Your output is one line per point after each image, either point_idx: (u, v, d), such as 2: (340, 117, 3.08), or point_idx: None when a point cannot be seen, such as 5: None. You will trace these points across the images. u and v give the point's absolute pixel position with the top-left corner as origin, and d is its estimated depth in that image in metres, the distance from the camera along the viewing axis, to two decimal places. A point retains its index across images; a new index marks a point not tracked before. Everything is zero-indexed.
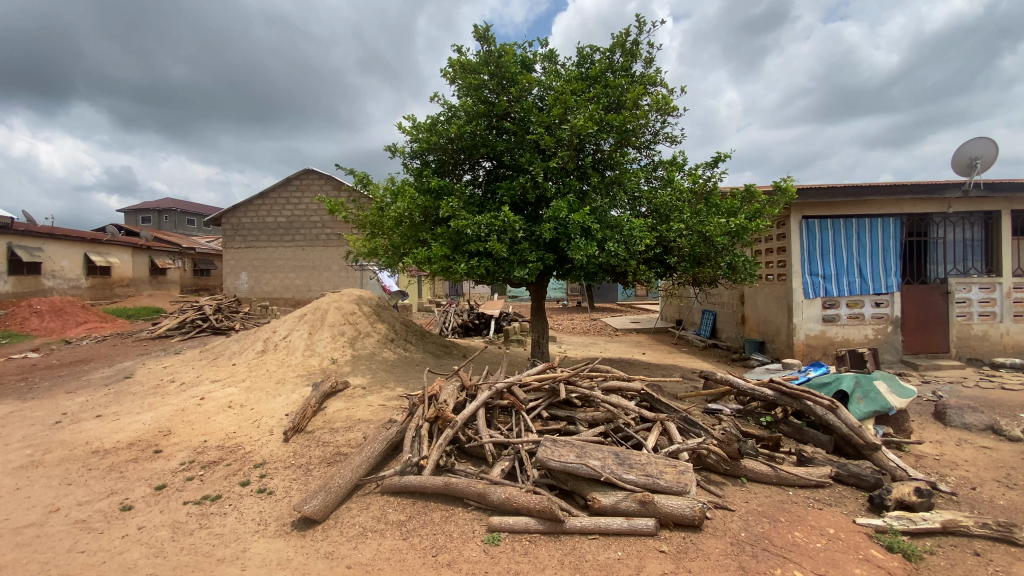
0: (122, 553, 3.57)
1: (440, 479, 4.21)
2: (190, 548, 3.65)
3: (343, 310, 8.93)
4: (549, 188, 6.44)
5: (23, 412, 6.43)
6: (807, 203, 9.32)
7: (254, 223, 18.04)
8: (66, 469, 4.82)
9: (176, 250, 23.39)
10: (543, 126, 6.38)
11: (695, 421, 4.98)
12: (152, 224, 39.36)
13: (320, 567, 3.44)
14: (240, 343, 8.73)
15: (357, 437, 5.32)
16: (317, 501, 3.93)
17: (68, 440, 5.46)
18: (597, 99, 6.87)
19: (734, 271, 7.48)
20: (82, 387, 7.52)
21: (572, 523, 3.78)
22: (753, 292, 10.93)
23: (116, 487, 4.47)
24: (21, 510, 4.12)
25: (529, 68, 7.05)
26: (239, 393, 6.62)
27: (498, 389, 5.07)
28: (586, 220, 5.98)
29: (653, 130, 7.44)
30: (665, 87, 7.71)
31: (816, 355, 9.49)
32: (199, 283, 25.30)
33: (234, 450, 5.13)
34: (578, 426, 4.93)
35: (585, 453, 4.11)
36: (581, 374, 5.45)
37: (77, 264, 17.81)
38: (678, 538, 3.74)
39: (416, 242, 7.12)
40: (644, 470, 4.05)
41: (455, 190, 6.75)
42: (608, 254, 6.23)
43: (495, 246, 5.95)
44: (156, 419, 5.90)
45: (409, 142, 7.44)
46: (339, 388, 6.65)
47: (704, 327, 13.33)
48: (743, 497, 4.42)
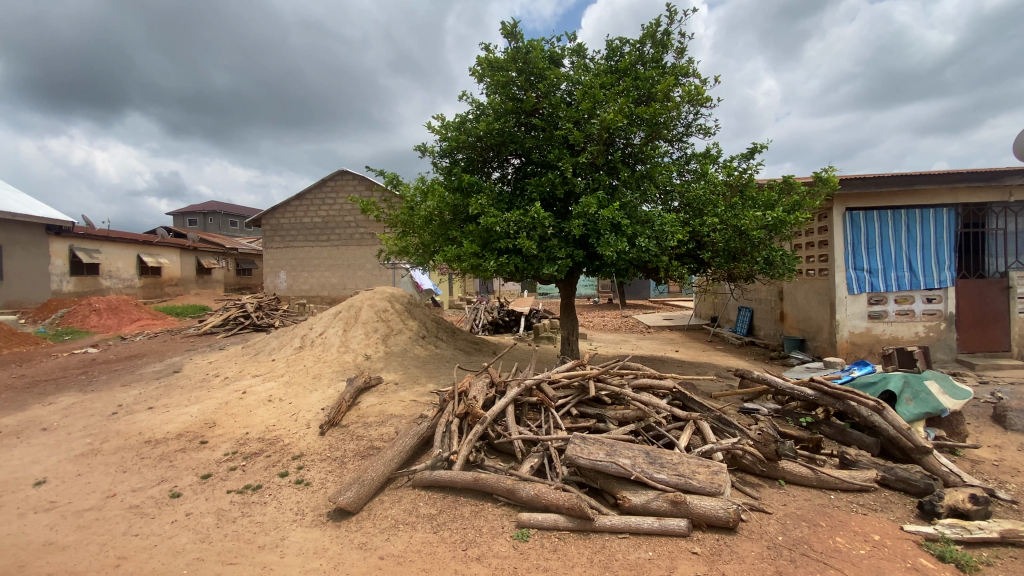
0: (172, 538, 3.77)
1: (469, 474, 4.25)
2: (234, 534, 3.82)
3: (376, 308, 9.13)
4: (578, 184, 6.35)
5: (82, 404, 6.85)
6: (851, 194, 8.89)
7: (292, 223, 18.64)
8: (121, 457, 5.12)
9: (220, 250, 24.50)
10: (571, 121, 6.34)
11: (729, 421, 4.87)
12: (198, 226, 41.40)
13: (354, 557, 3.54)
14: (280, 339, 9.04)
15: (389, 432, 5.44)
16: (350, 493, 4.05)
17: (123, 430, 5.79)
18: (626, 92, 6.75)
19: (771, 266, 7.24)
20: (135, 380, 7.96)
21: (601, 522, 3.75)
22: (793, 288, 10.57)
23: (165, 475, 4.72)
24: (82, 494, 4.41)
25: (557, 63, 6.98)
26: (279, 387, 6.87)
27: (526, 385, 5.07)
28: (615, 216, 5.88)
29: (685, 122, 7.27)
30: (696, 78, 7.53)
31: (860, 354, 9.06)
32: (241, 283, 26.41)
33: (273, 442, 5.33)
34: (608, 424, 4.86)
35: (614, 452, 4.07)
36: (610, 372, 5.37)
37: (131, 265, 18.90)
38: (711, 539, 3.66)
39: (445, 240, 7.20)
40: (674, 470, 3.98)
41: (483, 187, 6.76)
42: (639, 251, 6.10)
43: (525, 242, 5.95)
44: (202, 412, 6.18)
45: (438, 142, 7.50)
46: (373, 383, 6.82)
47: (741, 324, 12.92)
48: (781, 500, 4.27)
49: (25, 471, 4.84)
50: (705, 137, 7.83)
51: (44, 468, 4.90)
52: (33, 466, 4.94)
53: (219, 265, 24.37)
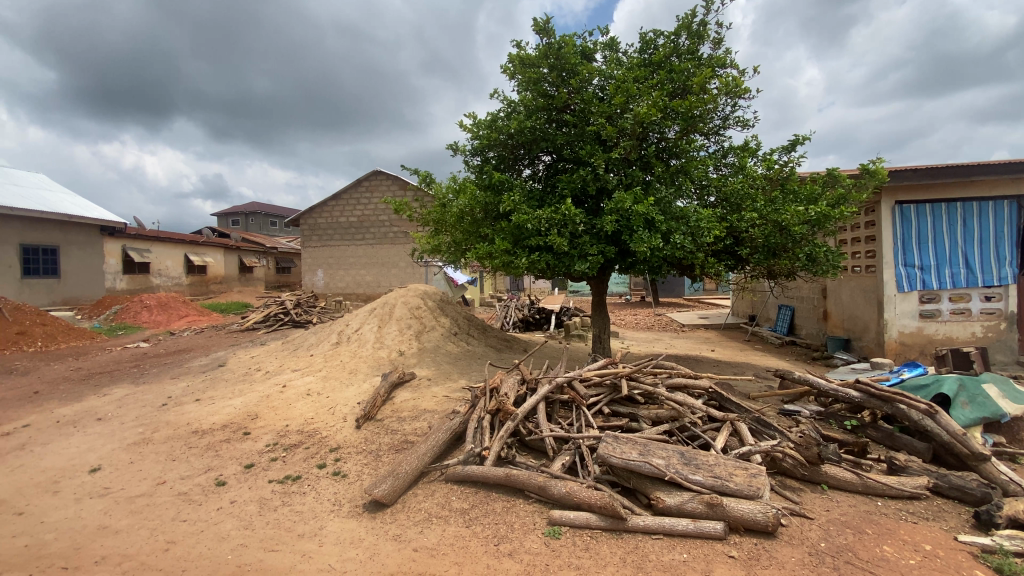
0: (217, 524, 3.95)
1: (501, 470, 4.28)
2: (274, 522, 3.97)
3: (410, 305, 9.28)
4: (610, 180, 6.26)
5: (135, 395, 7.26)
6: (901, 186, 8.45)
7: (329, 222, 19.15)
8: (170, 446, 5.39)
9: (261, 249, 25.45)
10: (604, 117, 6.26)
11: (769, 423, 4.74)
12: (241, 226, 43.14)
13: (389, 548, 3.62)
14: (317, 335, 9.31)
15: (423, 426, 5.53)
16: (385, 485, 4.14)
17: (172, 421, 6.10)
18: (660, 85, 6.62)
19: (814, 262, 6.97)
20: (183, 373, 8.36)
21: (635, 522, 3.71)
22: (837, 285, 10.14)
23: (211, 464, 4.95)
24: (135, 481, 4.67)
25: (589, 58, 6.90)
26: (317, 381, 7.09)
27: (557, 382, 5.05)
28: (649, 211, 5.76)
29: (722, 114, 7.07)
30: (734, 69, 7.32)
31: (911, 355, 8.61)
32: (281, 280, 27.35)
33: (312, 434, 5.50)
34: (641, 424, 4.78)
35: (648, 452, 4.01)
36: (643, 371, 5.28)
37: (178, 264, 19.87)
38: (749, 544, 3.56)
39: (476, 238, 7.23)
40: (710, 471, 3.89)
41: (514, 185, 6.76)
42: (674, 247, 5.97)
43: (556, 239, 5.92)
44: (245, 404, 6.44)
45: (470, 140, 7.54)
46: (407, 378, 6.94)
47: (780, 323, 12.49)
48: (824, 505, 4.11)
49: (82, 458, 5.16)
50: (744, 129, 7.59)
51: (99, 456, 5.21)
52: (90, 454, 5.26)
53: (260, 263, 25.32)
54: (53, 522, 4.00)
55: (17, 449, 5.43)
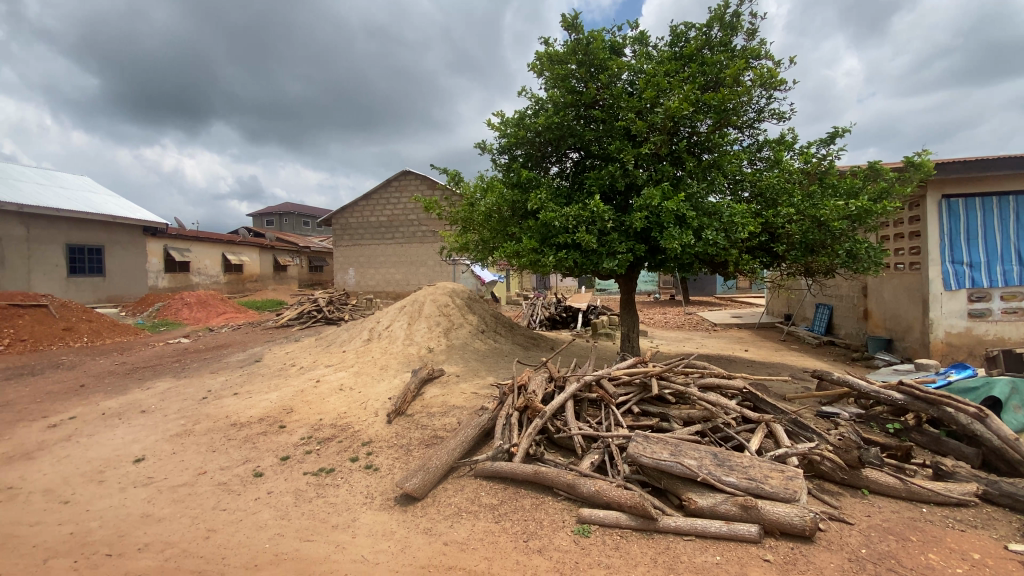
0: (255, 513, 4.09)
1: (530, 467, 4.28)
2: (309, 513, 4.08)
3: (438, 303, 9.38)
4: (639, 176, 6.15)
5: (178, 388, 7.58)
6: (949, 179, 8.04)
7: (359, 222, 19.53)
8: (210, 438, 5.61)
9: (294, 249, 26.16)
10: (633, 112, 6.18)
11: (806, 425, 4.61)
12: (276, 226, 44.47)
13: (420, 541, 3.67)
14: (349, 332, 9.52)
15: (452, 422, 5.59)
16: (416, 479, 4.21)
17: (211, 413, 6.34)
18: (692, 79, 6.50)
19: (854, 259, 6.71)
20: (222, 368, 8.68)
21: (666, 522, 3.66)
22: (878, 283, 9.74)
23: (249, 456, 5.12)
24: (177, 471, 4.88)
25: (618, 53, 6.82)
26: (349, 376, 7.25)
27: (586, 381, 5.01)
28: (680, 207, 5.66)
29: (757, 107, 6.88)
30: (769, 60, 7.12)
31: (958, 356, 8.20)
32: (313, 279, 28.05)
33: (345, 428, 5.63)
34: (671, 424, 4.69)
35: (679, 452, 3.94)
36: (674, 370, 5.19)
37: (216, 263, 20.63)
38: (785, 548, 3.47)
39: (504, 236, 7.23)
40: (744, 473, 3.81)
41: (542, 182, 6.73)
42: (706, 244, 5.84)
43: (584, 237, 5.87)
44: (281, 398, 6.64)
45: (498, 138, 7.56)
46: (436, 374, 7.03)
47: (818, 323, 12.08)
48: (864, 510, 3.96)
49: (127, 448, 5.41)
50: (779, 122, 7.37)
51: (144, 447, 5.46)
52: (134, 444, 5.52)
53: (294, 262, 26.03)
54: (100, 510, 4.20)
55: (67, 439, 5.73)
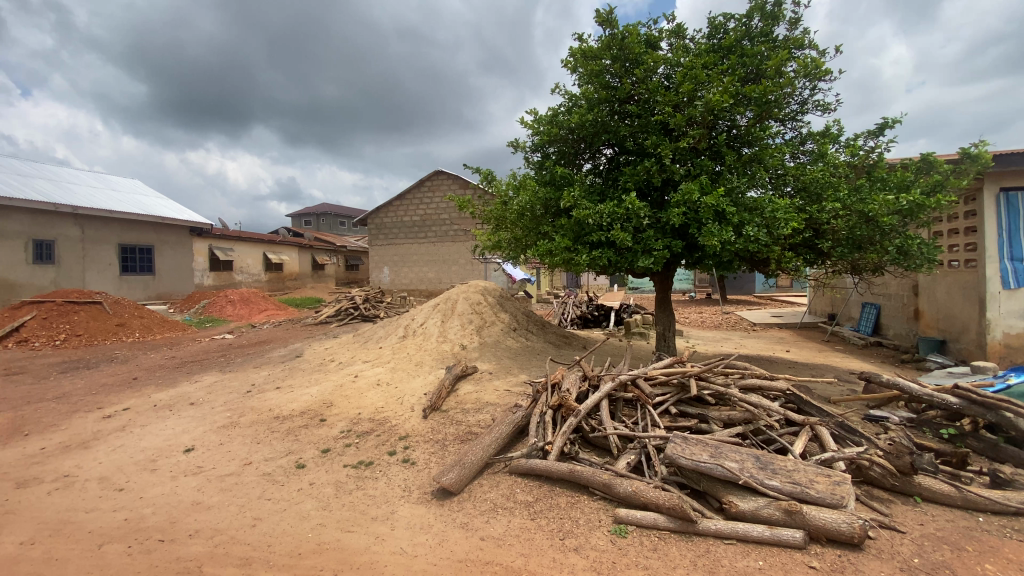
0: (298, 504, 4.23)
1: (565, 465, 4.27)
2: (350, 505, 4.18)
3: (471, 300, 9.46)
4: (677, 171, 6.02)
5: (224, 382, 7.92)
6: (1009, 171, 7.57)
7: (393, 222, 19.89)
8: (255, 430, 5.83)
9: (331, 248, 26.87)
10: (670, 106, 6.07)
11: (854, 429, 4.44)
12: (313, 226, 45.85)
13: (457, 535, 3.71)
14: (385, 328, 9.71)
15: (486, 418, 5.63)
16: (452, 474, 4.26)
17: (255, 406, 6.58)
18: (731, 71, 6.32)
19: (905, 256, 6.40)
20: (264, 363, 9.01)
21: (705, 525, 3.58)
22: (930, 282, 9.22)
23: (292, 448, 5.30)
24: (225, 461, 5.10)
25: (654, 47, 6.70)
26: (386, 372, 7.40)
27: (622, 380, 4.95)
28: (719, 203, 5.52)
29: (800, 98, 6.63)
30: (813, 50, 6.86)
31: (1019, 359, 7.71)
32: (350, 277, 28.75)
33: (382, 423, 5.75)
34: (711, 426, 4.57)
35: (719, 454, 3.84)
36: (713, 371, 5.06)
37: (258, 262, 21.41)
38: (831, 555, 3.34)
39: (537, 234, 7.20)
40: (789, 477, 3.68)
41: (576, 179, 6.69)
42: (746, 241, 5.67)
43: (620, 234, 5.81)
44: (321, 393, 6.84)
45: (531, 136, 7.54)
46: (469, 371, 7.10)
47: (864, 323, 11.57)
48: (917, 518, 3.77)
49: (178, 439, 5.69)
50: (823, 113, 7.10)
51: (193, 437, 5.72)
52: (184, 435, 5.79)
53: (331, 261, 26.74)
54: (153, 497, 4.42)
55: (123, 429, 6.05)
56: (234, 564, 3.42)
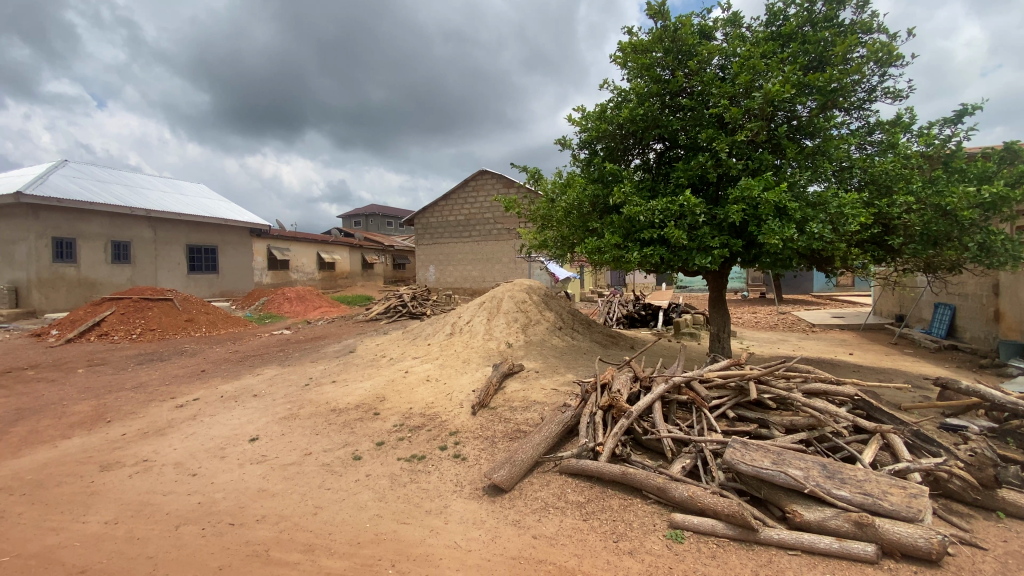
0: (355, 494, 4.38)
1: (617, 467, 4.20)
2: (404, 497, 4.28)
3: (516, 299, 9.49)
4: (734, 166, 5.79)
5: (283, 375, 8.31)
6: None
7: (438, 221, 20.24)
8: (313, 422, 6.08)
9: (379, 248, 27.62)
10: (726, 98, 5.86)
11: (930, 438, 4.14)
12: (362, 227, 47.38)
13: (509, 532, 3.73)
14: (433, 326, 9.89)
15: (534, 417, 5.63)
16: (504, 471, 4.28)
17: (313, 399, 6.87)
18: (792, 59, 6.04)
19: (988, 252, 5.91)
20: (320, 358, 9.39)
21: (767, 534, 3.43)
22: (1014, 281, 8.48)
23: (348, 440, 5.48)
24: (287, 450, 5.34)
25: (708, 37, 6.48)
26: (435, 368, 7.54)
27: (675, 382, 4.82)
28: (781, 198, 5.28)
29: (868, 85, 6.25)
30: (883, 33, 6.44)
31: None
32: (397, 276, 29.48)
33: (433, 418, 5.86)
34: (772, 431, 4.34)
35: (782, 461, 3.67)
36: (773, 374, 4.84)
37: (311, 261, 22.33)
38: (908, 572, 3.13)
39: (584, 232, 7.11)
40: (859, 487, 3.48)
41: (625, 176, 6.56)
42: (810, 238, 5.41)
43: (673, 231, 5.66)
44: (373, 387, 7.05)
45: (579, 133, 7.45)
46: (516, 369, 7.12)
47: (936, 325, 10.79)
48: (1001, 535, 3.49)
49: (243, 428, 6.01)
50: (894, 101, 6.67)
51: (257, 427, 6.04)
52: (249, 425, 6.11)
53: (379, 260, 27.50)
54: (222, 483, 4.69)
55: (193, 418, 6.46)
56: (298, 550, 3.57)
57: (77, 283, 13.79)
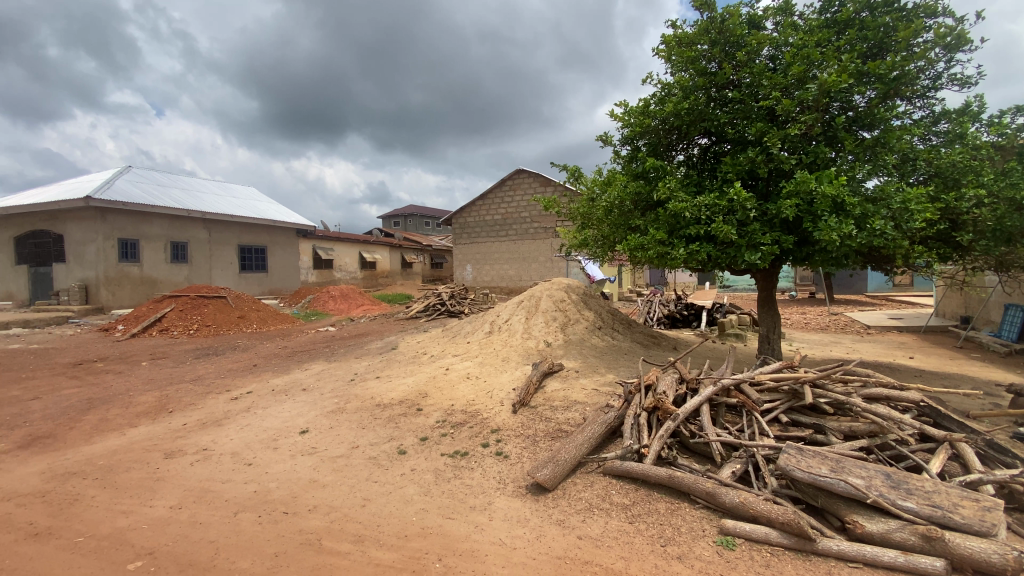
0: (401, 488, 4.47)
1: (664, 470, 4.12)
2: (449, 492, 4.35)
3: (555, 298, 9.45)
4: (786, 160, 5.57)
5: (330, 371, 8.58)
6: None
7: (476, 221, 20.40)
8: (360, 416, 6.25)
9: (418, 247, 28.12)
10: (777, 89, 5.65)
11: (1005, 448, 3.86)
12: (401, 227, 48.38)
13: (554, 532, 3.72)
14: (472, 324, 9.97)
15: (576, 417, 5.59)
16: (547, 470, 4.28)
17: (358, 394, 7.06)
18: (849, 47, 5.77)
19: None
20: (364, 354, 9.65)
21: (826, 545, 3.29)
22: None
23: (393, 434, 5.61)
24: (335, 443, 5.51)
25: (758, 27, 6.26)
26: (475, 366, 7.61)
27: (724, 384, 4.68)
28: (839, 192, 5.03)
29: (933, 72, 5.88)
30: (951, 17, 6.04)
31: None
32: (435, 275, 29.93)
33: (474, 415, 5.91)
34: (829, 437, 4.16)
35: (841, 468, 3.50)
36: (830, 378, 4.64)
37: (354, 260, 23.00)
38: None
39: (626, 230, 7.00)
40: (926, 499, 3.28)
41: (670, 172, 6.41)
42: (870, 235, 5.15)
43: (721, 227, 5.49)
44: (416, 383, 7.18)
45: (621, 129, 7.33)
46: (555, 368, 7.09)
47: (1008, 328, 10.05)
48: None
49: (294, 421, 6.24)
50: (961, 89, 6.26)
51: (307, 420, 6.26)
52: (299, 418, 6.34)
53: (418, 259, 27.99)
54: (276, 473, 4.89)
55: (248, 410, 6.77)
56: (349, 540, 3.68)
57: (140, 282, 14.67)
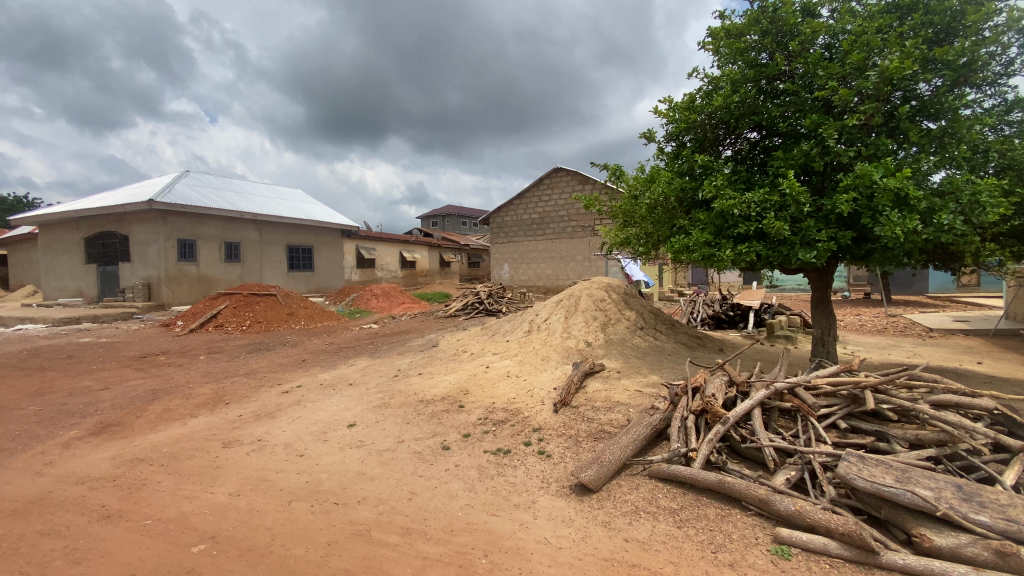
0: (446, 483, 4.54)
1: (713, 475, 4.01)
2: (493, 489, 4.38)
3: (594, 297, 9.36)
4: (844, 153, 5.31)
5: (373, 367, 8.80)
6: None
7: (512, 220, 20.46)
8: (404, 411, 6.38)
9: (455, 247, 28.45)
10: (834, 79, 5.40)
11: None
12: (439, 226, 49.09)
13: (600, 533, 3.69)
14: (511, 322, 10.01)
15: (619, 418, 5.52)
16: (591, 471, 4.24)
17: (402, 390, 7.21)
18: (913, 33, 5.45)
19: None
20: (406, 351, 9.85)
21: (889, 558, 3.12)
22: None
23: (436, 430, 5.70)
24: (381, 437, 5.66)
25: (812, 15, 6.00)
26: (515, 365, 7.63)
27: (777, 388, 4.51)
28: (903, 185, 4.75)
29: (1007, 57, 5.48)
30: None
31: None
32: (472, 274, 30.20)
33: (516, 413, 5.93)
34: (892, 445, 3.95)
35: (907, 478, 3.32)
36: (892, 383, 4.40)
37: (394, 259, 23.56)
38: None
39: (670, 229, 6.85)
40: (1003, 513, 3.06)
41: (717, 168, 6.23)
42: (937, 230, 4.84)
43: (773, 224, 5.29)
44: (457, 380, 7.28)
45: (665, 126, 7.17)
46: (596, 368, 7.02)
47: None
48: None
49: (342, 415, 6.44)
50: None
51: (354, 414, 6.45)
52: (347, 412, 6.54)
53: (455, 259, 28.32)
54: (326, 464, 5.06)
55: (298, 403, 7.03)
56: (397, 532, 3.77)
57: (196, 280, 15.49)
